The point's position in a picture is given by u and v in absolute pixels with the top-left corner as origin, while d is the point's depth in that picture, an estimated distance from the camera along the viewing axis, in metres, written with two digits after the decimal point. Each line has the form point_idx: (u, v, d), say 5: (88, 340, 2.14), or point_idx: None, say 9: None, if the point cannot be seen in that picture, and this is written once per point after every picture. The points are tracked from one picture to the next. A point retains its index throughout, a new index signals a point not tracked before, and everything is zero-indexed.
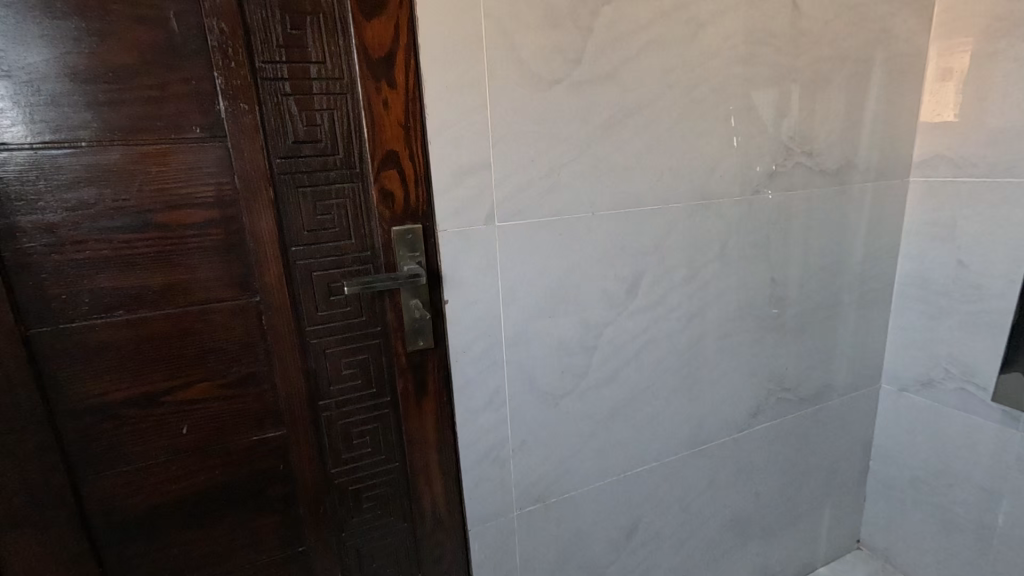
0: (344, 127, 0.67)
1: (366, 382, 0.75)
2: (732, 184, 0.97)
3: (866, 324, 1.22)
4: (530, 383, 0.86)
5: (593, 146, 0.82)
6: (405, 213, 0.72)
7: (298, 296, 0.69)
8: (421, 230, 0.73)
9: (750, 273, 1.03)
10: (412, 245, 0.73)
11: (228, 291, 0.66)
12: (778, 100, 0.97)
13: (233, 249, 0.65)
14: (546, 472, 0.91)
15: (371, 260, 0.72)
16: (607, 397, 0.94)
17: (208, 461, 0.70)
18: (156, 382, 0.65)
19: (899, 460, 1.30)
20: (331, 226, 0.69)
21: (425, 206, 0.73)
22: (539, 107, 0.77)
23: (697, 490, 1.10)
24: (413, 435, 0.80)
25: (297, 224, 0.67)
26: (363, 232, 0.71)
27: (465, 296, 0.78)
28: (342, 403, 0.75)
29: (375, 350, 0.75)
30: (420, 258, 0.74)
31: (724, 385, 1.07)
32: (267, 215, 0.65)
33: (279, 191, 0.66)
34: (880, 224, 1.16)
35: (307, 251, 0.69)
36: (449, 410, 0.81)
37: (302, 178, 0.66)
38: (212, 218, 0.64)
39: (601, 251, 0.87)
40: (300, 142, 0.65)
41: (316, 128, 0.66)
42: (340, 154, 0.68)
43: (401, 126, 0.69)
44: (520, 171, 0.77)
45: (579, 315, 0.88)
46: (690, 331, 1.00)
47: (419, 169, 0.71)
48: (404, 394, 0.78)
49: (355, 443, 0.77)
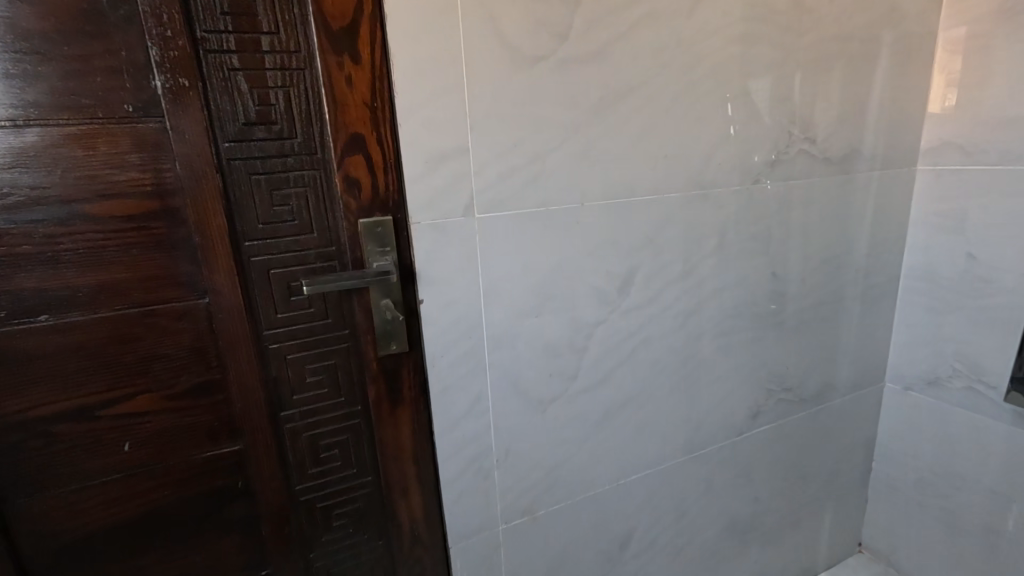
0: (302, 107, 0.60)
1: (333, 390, 0.69)
2: (733, 173, 0.90)
3: (871, 320, 1.17)
4: (516, 388, 0.79)
5: (583, 130, 0.75)
6: (373, 204, 0.65)
7: (253, 297, 0.62)
8: (391, 223, 0.66)
9: (751, 268, 0.97)
10: (381, 239, 0.66)
11: (173, 292, 0.59)
12: (781, 82, 0.91)
13: (177, 244, 0.58)
14: (533, 483, 0.85)
15: (337, 256, 0.65)
16: (599, 401, 0.88)
17: (149, 483, 0.63)
18: (84, 397, 0.58)
19: (903, 461, 1.25)
20: (290, 218, 0.62)
21: (396, 196, 0.66)
22: (523, 86, 0.70)
23: (694, 497, 1.04)
24: (388, 446, 0.73)
25: (250, 216, 0.60)
26: (326, 225, 0.64)
27: (442, 295, 0.71)
28: (307, 413, 0.68)
29: (343, 355, 0.68)
30: (392, 253, 0.67)
31: (723, 386, 1.01)
32: (215, 207, 0.58)
33: (228, 178, 0.59)
34: (885, 216, 1.11)
35: (263, 247, 0.62)
36: (427, 419, 0.75)
37: (254, 164, 0.59)
38: (150, 209, 0.57)
39: (591, 245, 0.80)
40: (252, 123, 0.58)
41: (269, 108, 0.59)
42: (299, 137, 0.61)
43: (367, 107, 0.62)
44: (502, 157, 0.71)
45: (569, 314, 0.81)
46: (687, 330, 0.94)
47: (389, 154, 0.64)
48: (377, 402, 0.71)
49: (322, 457, 0.70)
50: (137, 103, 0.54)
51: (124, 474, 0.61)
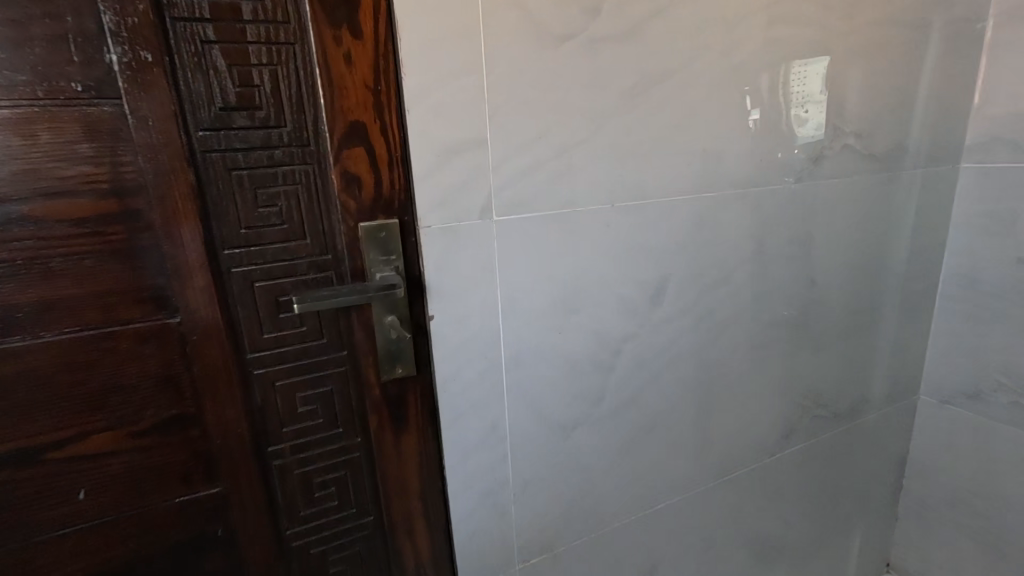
0: (292, 89, 0.50)
1: (329, 421, 0.59)
2: (774, 171, 0.82)
3: (908, 330, 1.09)
4: (535, 412, 0.70)
5: (614, 121, 0.66)
6: (377, 204, 0.56)
7: (234, 314, 0.53)
8: (397, 227, 0.57)
9: (789, 275, 0.89)
10: (386, 246, 0.56)
11: (137, 309, 0.50)
12: (826, 69, 0.82)
13: (140, 253, 0.49)
14: (554, 516, 0.76)
15: (334, 266, 0.56)
16: (626, 424, 0.79)
17: (111, 535, 0.53)
18: (28, 440, 0.48)
19: (938, 479, 1.18)
20: (277, 222, 0.52)
21: (403, 195, 0.56)
22: (549, 69, 0.60)
23: (723, 523, 0.96)
24: (392, 483, 0.64)
25: (230, 219, 0.51)
26: (321, 229, 0.54)
27: (455, 310, 0.62)
28: (299, 448, 0.59)
29: (340, 380, 0.59)
30: (398, 263, 0.57)
31: (756, 404, 0.92)
32: (187, 207, 0.49)
33: (203, 174, 0.49)
34: (927, 217, 1.02)
35: (246, 255, 0.52)
36: (437, 450, 0.66)
37: (235, 157, 0.50)
38: (107, 211, 0.47)
39: (621, 251, 0.71)
40: (232, 108, 0.49)
41: (252, 90, 0.49)
42: (288, 125, 0.51)
43: (369, 90, 0.52)
44: (524, 151, 0.61)
45: (595, 328, 0.72)
46: (721, 344, 0.85)
47: (395, 146, 0.55)
48: (379, 433, 0.62)
49: (317, 497, 0.61)
50: (89, 82, 0.44)
51: (80, 525, 0.52)
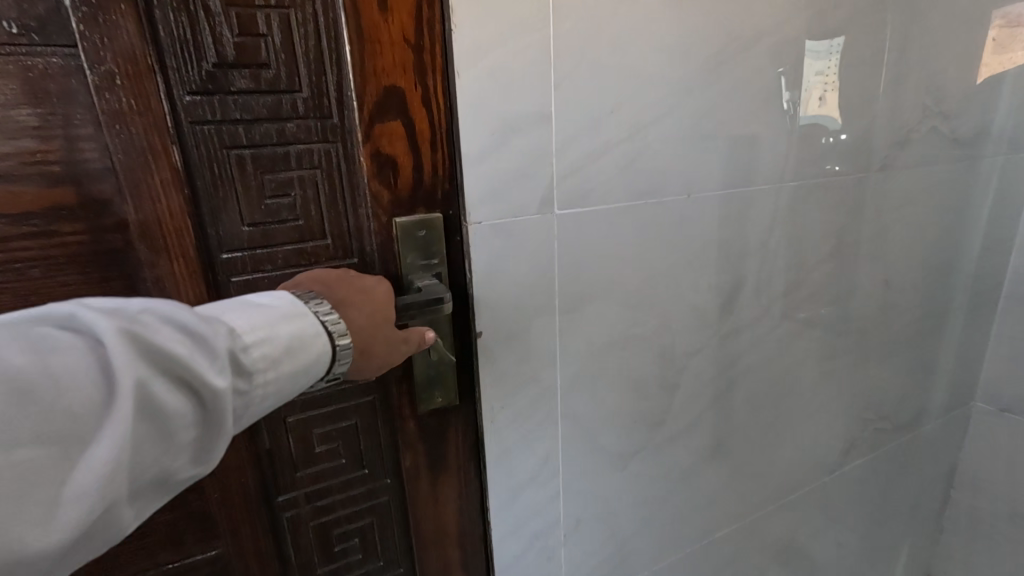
0: (309, 40, 0.38)
1: (353, 461, 0.49)
2: (857, 157, 0.71)
3: (972, 333, 1.00)
4: (592, 439, 0.60)
5: (694, 96, 0.55)
6: (416, 194, 0.45)
7: None
8: (440, 222, 0.46)
9: (864, 276, 0.78)
10: (426, 247, 0.46)
11: None
12: (919, 39, 0.71)
13: (107, 259, 0.37)
14: (608, 555, 0.66)
15: (360, 272, 0.45)
16: (688, 448, 0.69)
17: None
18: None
19: (994, 492, 1.09)
20: (291, 217, 0.41)
21: (448, 182, 0.45)
22: (627, 26, 0.49)
23: (778, 548, 0.87)
24: (425, 530, 0.54)
25: (230, 214, 0.39)
26: (345, 226, 0.43)
27: (507, 325, 0.51)
28: (316, 496, 0.48)
29: (368, 412, 0.48)
30: (440, 268, 0.47)
31: (821, 419, 0.82)
32: (171, 198, 0.37)
33: (192, 155, 0.37)
34: (1003, 210, 0.92)
35: (251, 260, 0.41)
36: (479, 491, 0.55)
37: (235, 132, 0.38)
38: (62, 204, 0.35)
39: (693, 252, 0.60)
40: (230, 65, 0.37)
41: (255, 41, 0.37)
42: (303, 91, 0.39)
43: (408, 46, 0.41)
44: (595, 129, 0.50)
45: (662, 342, 0.61)
46: (789, 356, 0.75)
47: (439, 119, 0.43)
48: (412, 473, 0.51)
49: (336, 551, 0.51)
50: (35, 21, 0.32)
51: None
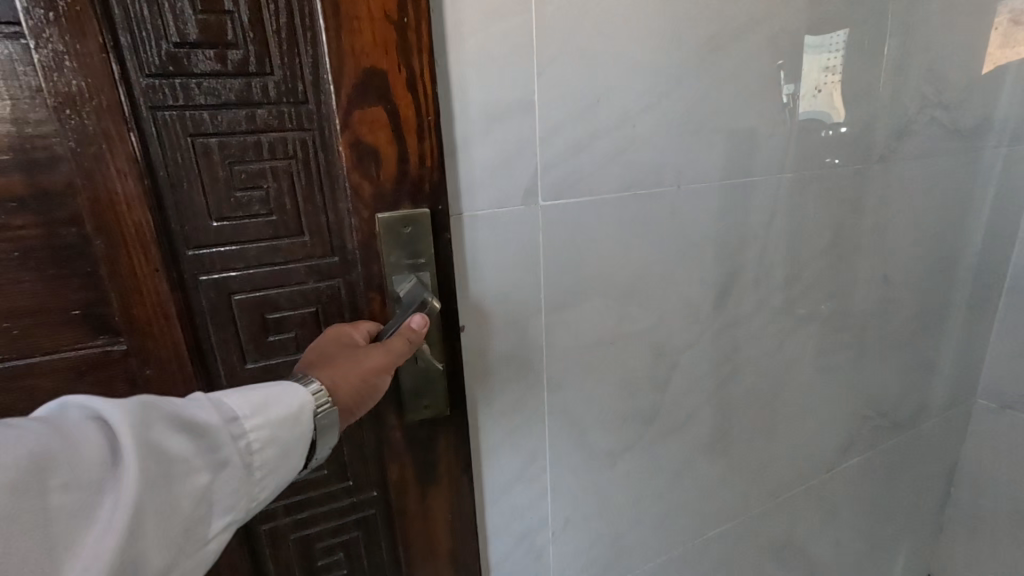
0: (281, 18, 0.36)
1: (336, 472, 0.47)
2: (856, 149, 0.69)
3: (973, 328, 0.98)
4: (582, 437, 0.59)
5: (686, 83, 0.53)
6: (402, 189, 0.42)
7: (204, 335, 0.40)
8: (428, 218, 0.43)
9: (862, 270, 0.76)
10: (414, 246, 0.43)
11: (66, 334, 0.37)
12: (920, 27, 0.69)
13: (65, 254, 0.36)
14: (598, 554, 0.65)
15: (341, 272, 0.43)
16: (680, 446, 0.67)
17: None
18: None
19: (995, 490, 1.08)
20: (262, 210, 0.40)
21: (435, 175, 0.42)
22: (616, 9, 0.47)
23: (774, 546, 0.86)
24: (414, 547, 0.51)
25: (197, 205, 0.38)
26: (321, 221, 0.41)
27: (492, 320, 0.49)
28: (295, 506, 0.47)
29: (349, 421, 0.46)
30: (427, 269, 0.44)
31: (817, 416, 0.81)
32: (130, 190, 0.35)
33: (154, 144, 0.36)
34: (1004, 205, 0.90)
35: (220, 257, 0.39)
36: (472, 506, 0.53)
37: (201, 118, 0.36)
38: (15, 195, 0.34)
39: (685, 245, 0.59)
40: (196, 44, 0.35)
41: (220, 22, 0.35)
42: (275, 75, 0.37)
43: (390, 22, 0.38)
44: (582, 118, 0.48)
45: (654, 338, 0.60)
46: (785, 352, 0.73)
47: (427, 106, 0.41)
48: (399, 487, 0.49)
49: (319, 564, 0.49)
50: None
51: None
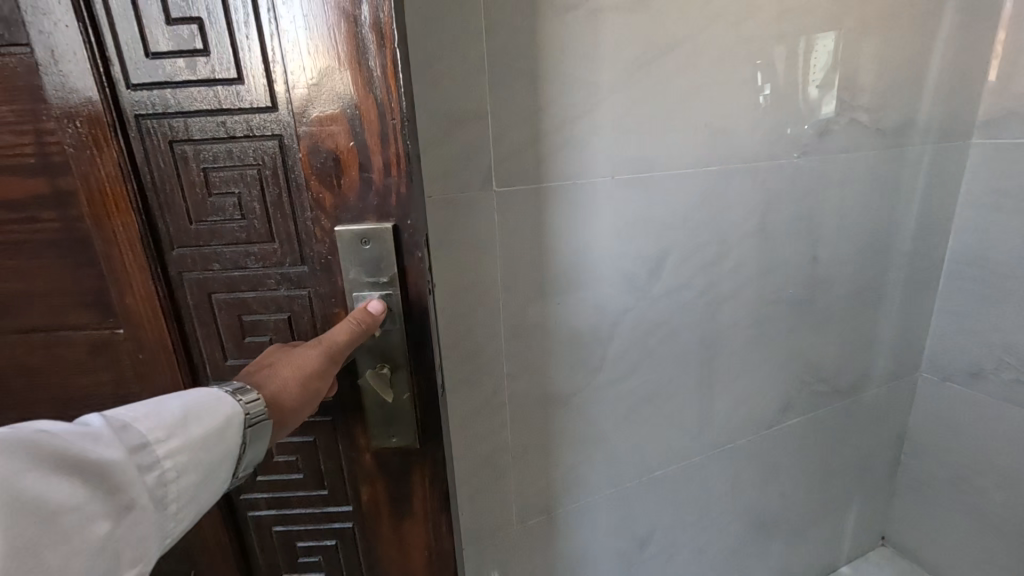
0: (251, 33, 0.39)
1: (314, 479, 0.52)
2: (778, 145, 0.81)
3: (912, 307, 1.09)
4: (535, 381, 0.73)
5: (616, 94, 0.66)
6: (367, 202, 0.43)
7: (186, 325, 0.46)
8: (389, 234, 0.44)
9: (790, 250, 0.89)
10: (374, 265, 0.45)
11: (83, 315, 0.46)
12: (834, 42, 0.81)
13: (75, 246, 0.44)
14: (552, 481, 0.80)
15: (309, 281, 0.46)
16: (624, 395, 0.81)
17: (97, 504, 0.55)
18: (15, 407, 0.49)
19: (937, 456, 1.18)
20: (236, 215, 0.44)
21: (403, 183, 0.43)
22: (552, 39, 0.61)
23: (719, 493, 0.99)
24: (386, 563, 0.55)
25: (178, 208, 0.43)
26: (288, 228, 0.44)
27: (458, 281, 0.63)
28: (276, 502, 0.53)
29: (326, 435, 0.51)
30: (392, 291, 0.45)
31: (754, 377, 0.94)
32: (118, 195, 0.42)
33: (141, 150, 0.41)
34: (935, 195, 1.01)
35: (200, 256, 0.44)
36: (443, 535, 0.54)
37: (182, 129, 0.41)
38: (39, 193, 0.43)
39: (622, 225, 0.72)
40: (178, 57, 0.39)
41: (196, 37, 0.39)
42: (246, 86, 0.40)
43: (350, 31, 0.39)
44: (526, 123, 0.62)
45: (596, 301, 0.74)
46: (721, 319, 0.86)
47: (393, 112, 0.41)
48: (369, 502, 0.53)
49: (300, 560, 0.55)
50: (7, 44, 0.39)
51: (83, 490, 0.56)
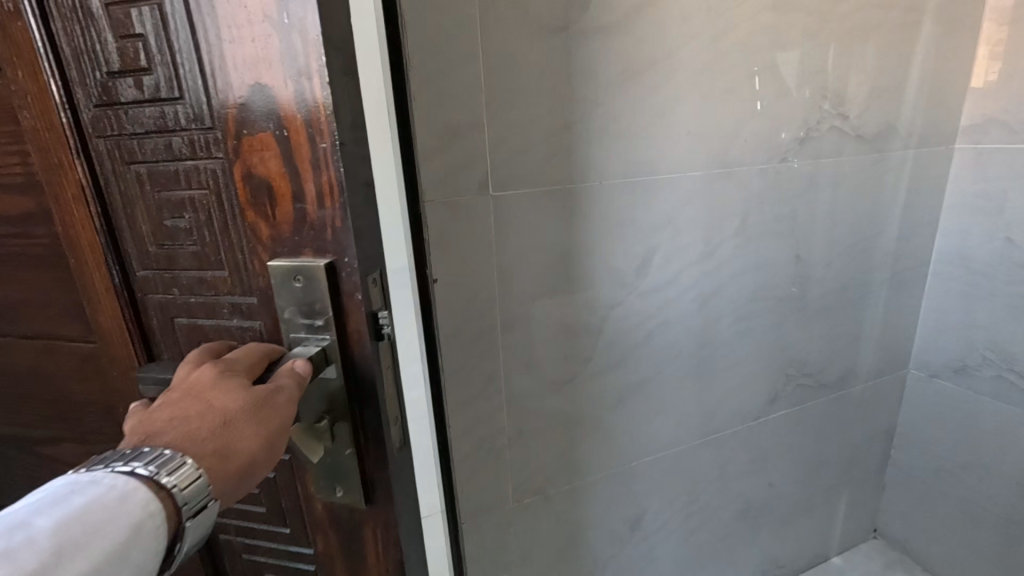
0: (184, 40, 0.34)
1: (276, 516, 0.46)
2: (759, 152, 0.87)
3: (897, 305, 1.13)
4: (530, 369, 0.79)
5: (603, 106, 0.73)
6: (301, 238, 0.37)
7: (156, 351, 0.44)
8: (322, 272, 0.37)
9: (774, 250, 0.94)
10: (305, 304, 0.38)
11: (81, 326, 0.49)
12: (812, 55, 0.86)
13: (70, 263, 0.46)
14: (545, 463, 0.86)
15: (260, 314, 0.39)
16: (613, 384, 0.87)
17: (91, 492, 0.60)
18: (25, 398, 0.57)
19: (925, 450, 1.22)
20: (186, 242, 0.39)
21: (338, 218, 0.36)
22: (542, 58, 0.67)
23: (707, 480, 1.04)
24: None
25: (137, 233, 0.40)
26: (237, 256, 0.38)
27: (457, 276, 0.70)
28: (243, 531, 0.48)
29: (285, 472, 0.44)
30: (329, 336, 0.38)
31: (739, 370, 0.99)
32: (86, 216, 0.41)
33: (98, 174, 0.39)
34: (918, 198, 1.06)
35: (158, 279, 0.41)
36: None
37: (128, 149, 0.37)
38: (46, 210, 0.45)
39: (608, 226, 0.78)
40: (118, 71, 0.35)
41: (130, 50, 0.35)
42: (184, 100, 0.35)
43: (264, 40, 0.33)
44: (519, 134, 0.68)
45: (585, 296, 0.80)
46: (705, 314, 0.92)
47: (322, 135, 0.34)
48: (327, 552, 0.46)
49: None
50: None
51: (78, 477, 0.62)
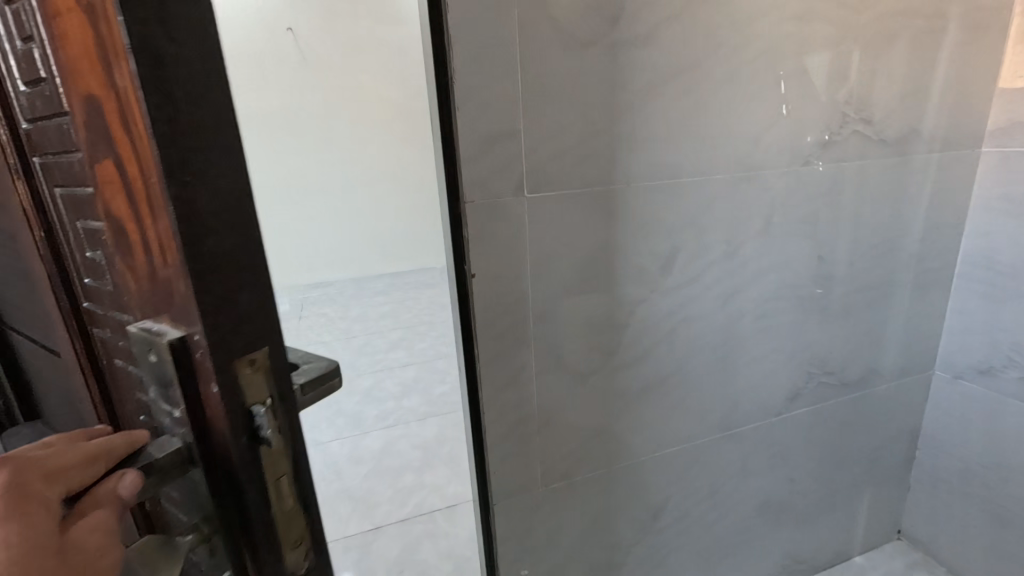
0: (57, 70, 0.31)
1: None
2: (781, 156, 0.90)
3: (921, 306, 1.14)
4: (559, 360, 0.84)
5: (630, 114, 0.77)
6: (158, 291, 0.30)
7: (109, 380, 0.43)
8: (169, 350, 0.30)
9: (795, 250, 0.97)
10: (163, 384, 0.31)
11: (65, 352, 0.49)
12: (836, 62, 0.89)
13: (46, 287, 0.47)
14: (572, 450, 0.91)
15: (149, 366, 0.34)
16: (637, 377, 0.92)
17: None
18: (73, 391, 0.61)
19: (949, 452, 1.23)
20: (101, 276, 0.37)
21: (174, 274, 0.28)
22: (573, 70, 0.72)
23: (728, 473, 1.07)
24: None
25: (76, 262, 0.40)
26: (129, 298, 0.34)
27: (492, 271, 0.75)
28: None
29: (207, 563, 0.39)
30: (188, 429, 0.31)
31: (761, 366, 1.02)
32: (43, 236, 0.42)
33: (46, 201, 0.40)
34: (943, 200, 1.07)
35: (99, 311, 0.40)
36: None
37: (53, 173, 0.37)
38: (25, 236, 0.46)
39: (634, 226, 0.83)
40: (33, 94, 0.35)
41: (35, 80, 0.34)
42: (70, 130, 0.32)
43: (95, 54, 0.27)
44: (552, 140, 0.74)
45: (611, 292, 0.85)
46: (727, 312, 0.95)
47: (146, 168, 0.26)
48: None
49: None
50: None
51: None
